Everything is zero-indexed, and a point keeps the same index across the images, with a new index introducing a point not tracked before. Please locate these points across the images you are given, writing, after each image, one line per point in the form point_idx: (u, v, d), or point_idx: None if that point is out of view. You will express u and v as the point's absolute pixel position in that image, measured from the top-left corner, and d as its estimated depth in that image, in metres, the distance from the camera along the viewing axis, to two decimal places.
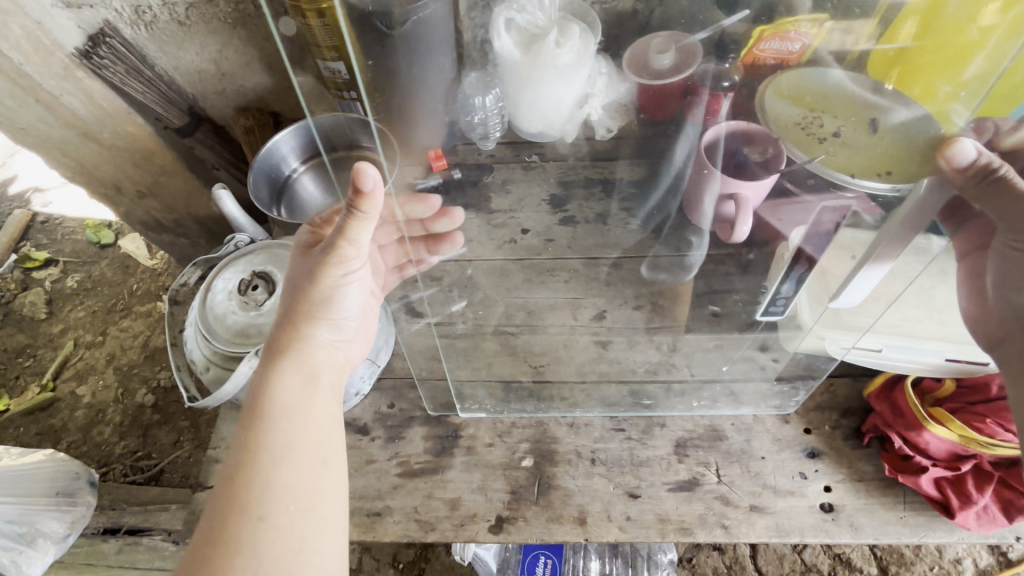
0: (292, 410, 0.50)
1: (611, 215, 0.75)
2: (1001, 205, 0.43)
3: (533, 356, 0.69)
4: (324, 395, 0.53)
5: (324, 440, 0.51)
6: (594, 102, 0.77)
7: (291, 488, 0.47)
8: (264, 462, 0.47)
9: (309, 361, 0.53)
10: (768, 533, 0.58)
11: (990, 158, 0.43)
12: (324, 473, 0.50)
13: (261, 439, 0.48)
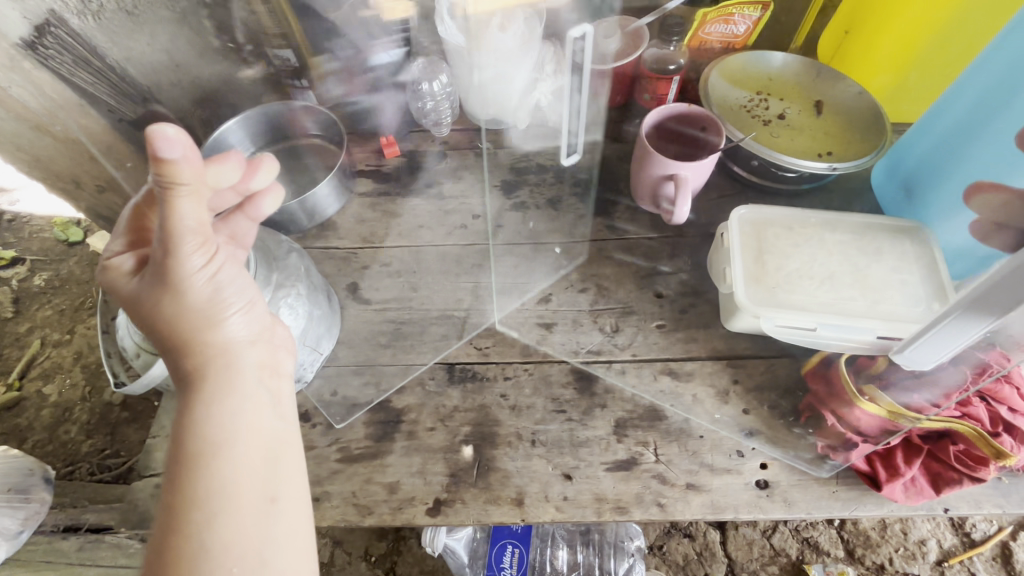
0: (205, 453, 0.42)
1: (563, 199, 0.75)
2: None
3: (479, 339, 0.70)
4: (251, 418, 0.45)
5: (261, 473, 0.44)
6: (543, 87, 0.70)
7: (234, 543, 0.41)
8: (191, 523, 0.40)
9: (224, 381, 0.45)
10: (702, 510, 0.58)
11: None
12: (273, 511, 0.44)
13: (181, 497, 0.41)
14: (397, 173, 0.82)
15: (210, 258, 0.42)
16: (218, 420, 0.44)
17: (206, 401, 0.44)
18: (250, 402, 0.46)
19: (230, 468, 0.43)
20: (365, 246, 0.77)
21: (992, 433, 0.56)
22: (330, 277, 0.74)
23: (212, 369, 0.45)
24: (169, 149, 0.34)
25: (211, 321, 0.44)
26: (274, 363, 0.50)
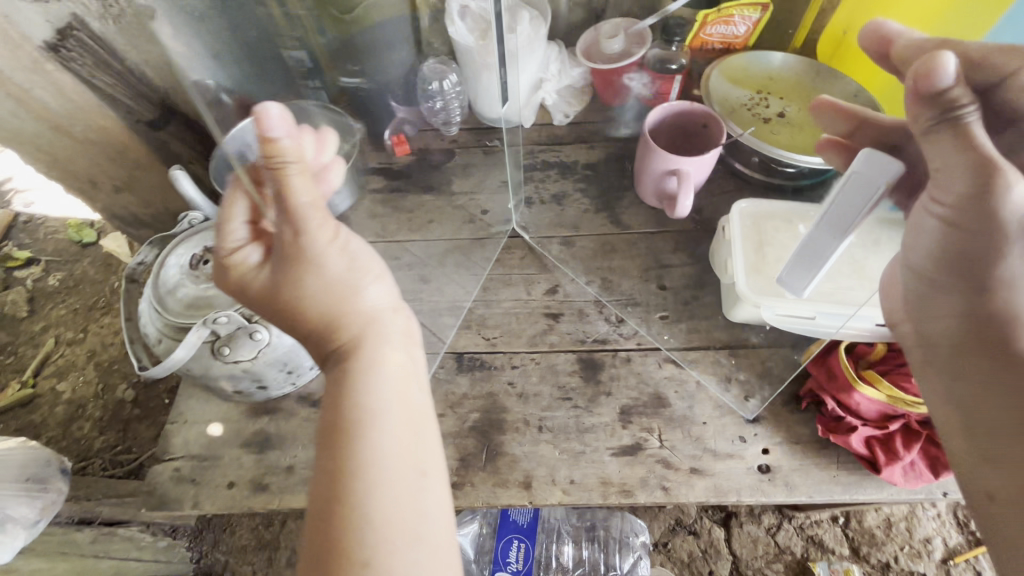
0: (361, 422, 0.44)
1: (567, 195, 0.81)
2: (939, 157, 0.36)
3: (487, 329, 0.72)
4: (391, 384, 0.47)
5: (413, 447, 0.44)
6: (548, 88, 0.79)
7: (393, 516, 0.40)
8: (354, 489, 0.41)
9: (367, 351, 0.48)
10: (705, 494, 0.60)
11: (960, 90, 0.34)
12: (425, 483, 0.43)
13: (343, 466, 0.42)
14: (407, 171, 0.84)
15: (334, 238, 0.47)
16: (367, 391, 0.45)
17: (354, 375, 0.46)
18: (394, 375, 0.47)
19: (385, 437, 0.43)
20: None
21: None
22: None
23: (360, 342, 0.48)
24: (275, 129, 0.41)
25: (352, 297, 0.48)
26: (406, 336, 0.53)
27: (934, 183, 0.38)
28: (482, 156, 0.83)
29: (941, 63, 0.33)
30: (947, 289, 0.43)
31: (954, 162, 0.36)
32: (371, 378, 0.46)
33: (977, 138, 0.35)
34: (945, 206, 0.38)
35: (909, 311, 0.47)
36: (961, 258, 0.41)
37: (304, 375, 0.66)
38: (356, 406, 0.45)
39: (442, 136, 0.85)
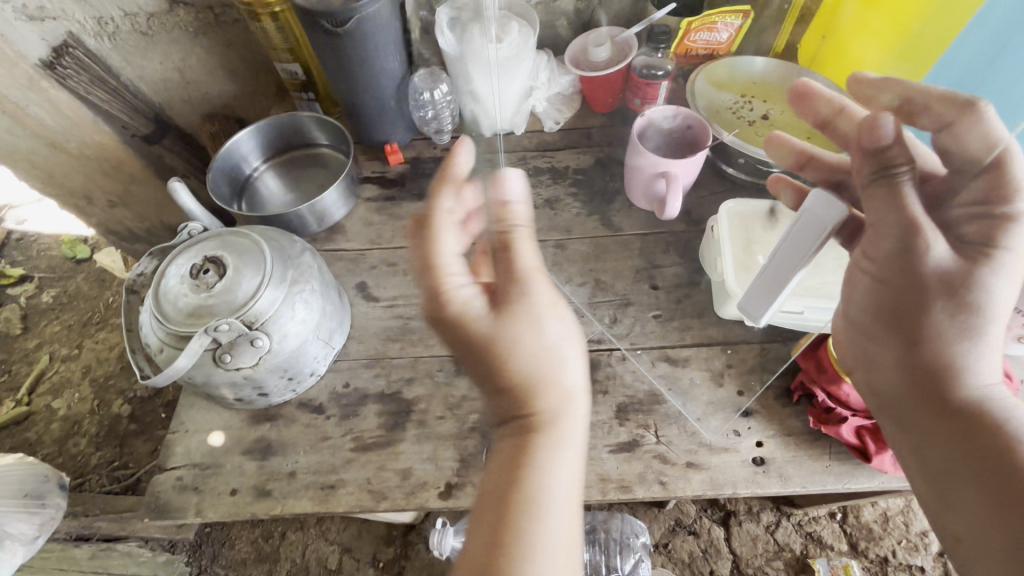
0: (531, 508, 0.42)
1: (560, 201, 0.79)
2: (876, 210, 0.38)
3: None
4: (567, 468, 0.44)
5: (570, 543, 0.43)
6: (538, 95, 0.82)
7: None
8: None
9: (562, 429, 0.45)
10: (702, 487, 0.61)
11: (900, 153, 0.37)
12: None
13: (506, 544, 0.41)
14: (402, 180, 0.89)
15: (552, 301, 0.45)
16: (545, 474, 0.43)
17: (531, 457, 0.44)
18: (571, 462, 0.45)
19: (549, 536, 0.41)
20: (372, 248, 0.81)
21: None
22: (341, 278, 0.79)
23: (553, 419, 0.44)
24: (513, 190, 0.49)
25: (541, 379, 0.44)
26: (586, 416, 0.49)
27: (868, 240, 0.40)
28: None
29: (884, 122, 0.36)
30: (883, 343, 0.44)
31: (887, 219, 0.38)
32: (551, 460, 0.44)
33: (909, 198, 0.37)
34: (874, 262, 0.41)
35: (861, 364, 0.47)
36: (891, 313, 0.42)
37: (304, 382, 0.67)
38: (530, 487, 0.43)
39: (434, 145, 0.92)
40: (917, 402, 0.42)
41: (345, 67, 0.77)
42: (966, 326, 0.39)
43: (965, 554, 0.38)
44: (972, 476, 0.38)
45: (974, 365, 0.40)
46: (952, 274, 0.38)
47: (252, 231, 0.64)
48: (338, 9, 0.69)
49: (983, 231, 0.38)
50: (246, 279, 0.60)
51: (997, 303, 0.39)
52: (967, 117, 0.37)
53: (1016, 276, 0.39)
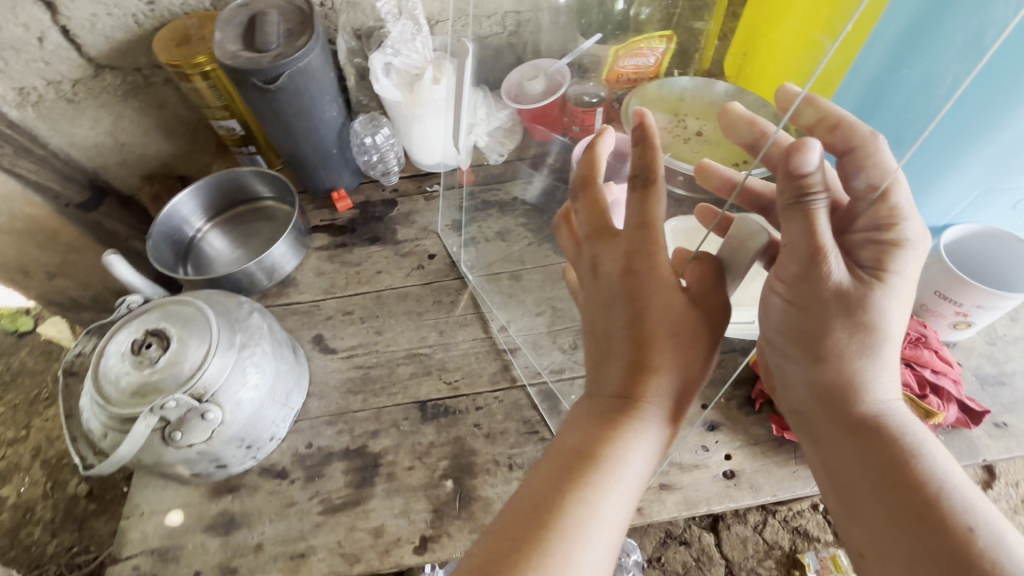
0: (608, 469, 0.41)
1: (511, 232, 0.83)
2: (792, 232, 0.39)
3: (448, 373, 0.72)
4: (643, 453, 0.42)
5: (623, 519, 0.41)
6: (479, 130, 0.83)
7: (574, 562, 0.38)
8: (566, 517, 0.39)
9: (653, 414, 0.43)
10: (678, 508, 0.61)
11: (816, 179, 0.37)
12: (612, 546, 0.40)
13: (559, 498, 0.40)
14: (351, 225, 0.88)
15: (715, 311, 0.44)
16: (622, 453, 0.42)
17: (619, 428, 0.42)
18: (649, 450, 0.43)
19: (611, 508, 0.39)
20: (326, 298, 0.80)
21: (919, 395, 0.61)
22: (295, 332, 0.77)
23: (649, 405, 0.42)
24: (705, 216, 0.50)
25: (670, 368, 0.42)
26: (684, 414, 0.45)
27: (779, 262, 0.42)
28: (423, 201, 0.90)
29: (809, 149, 0.36)
30: (794, 361, 0.44)
31: (797, 244, 0.39)
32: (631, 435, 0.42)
33: (820, 223, 0.38)
34: (786, 285, 0.42)
35: (779, 377, 0.47)
36: (800, 334, 0.43)
37: (264, 448, 0.65)
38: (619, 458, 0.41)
39: (381, 187, 0.92)
40: (824, 415, 0.43)
41: (281, 119, 0.76)
42: (865, 344, 0.40)
43: (865, 561, 0.38)
44: (872, 487, 0.39)
45: (878, 381, 0.41)
46: (849, 295, 0.40)
47: (195, 298, 0.62)
48: (268, 66, 0.69)
49: (874, 256, 0.40)
50: (191, 350, 0.57)
51: (893, 323, 0.40)
52: (870, 145, 0.39)
53: (906, 298, 0.41)
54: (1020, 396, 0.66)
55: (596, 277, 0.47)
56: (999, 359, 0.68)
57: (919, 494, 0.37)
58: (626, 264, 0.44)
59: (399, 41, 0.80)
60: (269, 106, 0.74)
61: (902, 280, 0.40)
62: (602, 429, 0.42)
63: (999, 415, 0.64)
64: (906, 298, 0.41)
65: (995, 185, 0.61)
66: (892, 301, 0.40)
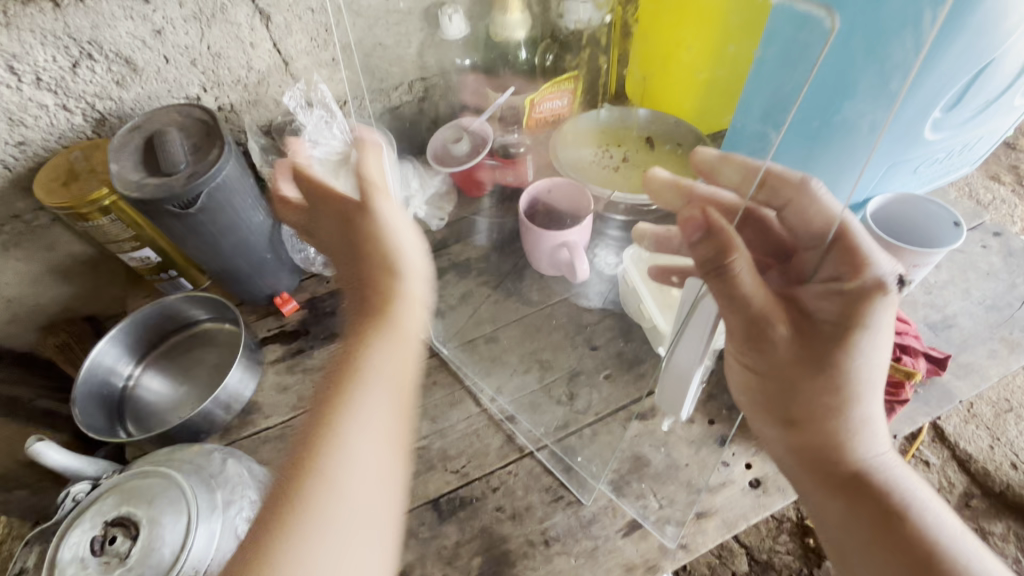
0: (350, 458, 0.45)
1: (473, 292, 0.81)
2: (725, 295, 0.44)
3: (452, 461, 0.68)
4: (375, 399, 0.47)
5: (388, 469, 0.46)
6: (416, 202, 0.81)
7: (334, 499, 0.43)
8: (309, 517, 0.42)
9: (404, 337, 0.50)
10: (720, 533, 0.61)
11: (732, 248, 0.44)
12: (342, 523, 0.43)
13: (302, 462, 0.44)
14: (303, 327, 0.82)
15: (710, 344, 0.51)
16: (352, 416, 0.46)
17: (350, 380, 0.48)
18: (380, 401, 0.47)
19: (355, 439, 0.45)
20: (297, 414, 0.73)
21: (895, 357, 0.66)
22: (272, 463, 0.69)
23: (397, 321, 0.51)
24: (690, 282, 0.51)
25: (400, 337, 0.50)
26: (406, 382, 0.49)
27: (735, 335, 0.48)
28: None
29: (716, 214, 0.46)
30: (771, 423, 0.52)
31: (736, 313, 0.45)
32: (369, 404, 0.47)
33: (741, 278, 0.44)
34: (752, 351, 0.49)
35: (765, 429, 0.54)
36: (773, 395, 0.50)
37: None
38: (366, 436, 0.46)
39: (325, 279, 0.87)
40: (805, 469, 0.50)
41: (206, 240, 0.70)
42: (837, 405, 0.47)
43: None
44: (863, 539, 0.46)
45: (859, 436, 0.47)
46: (815, 361, 0.46)
47: (155, 464, 0.55)
48: (184, 189, 0.63)
49: (840, 317, 0.45)
50: (168, 529, 0.50)
51: (868, 381, 0.46)
52: (804, 196, 0.43)
53: (879, 352, 0.46)
54: (967, 334, 0.73)
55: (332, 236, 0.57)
56: (939, 305, 0.75)
57: (904, 542, 0.44)
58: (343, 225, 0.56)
59: (315, 132, 0.78)
60: (191, 228, 0.68)
61: (872, 341, 0.45)
62: (341, 383, 0.48)
63: (957, 355, 0.71)
64: (876, 356, 0.45)
65: (897, 159, 0.68)
66: (862, 361, 0.45)
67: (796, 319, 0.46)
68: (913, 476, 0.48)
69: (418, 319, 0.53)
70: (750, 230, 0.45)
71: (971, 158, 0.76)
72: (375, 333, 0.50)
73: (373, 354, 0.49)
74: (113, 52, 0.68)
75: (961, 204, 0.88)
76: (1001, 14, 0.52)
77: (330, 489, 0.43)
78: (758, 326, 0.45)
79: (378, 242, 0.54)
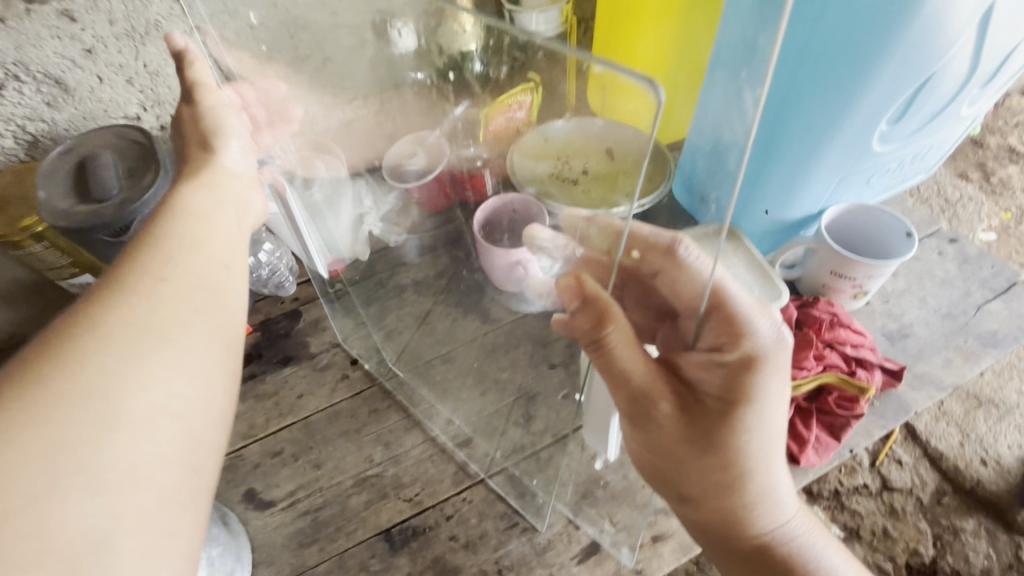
0: (169, 250, 0.43)
1: (431, 312, 0.79)
2: (609, 371, 0.45)
3: (406, 489, 0.67)
4: (193, 260, 0.43)
5: (179, 304, 0.40)
6: (371, 219, 0.80)
7: (90, 389, 0.33)
8: (122, 340, 0.36)
9: (217, 182, 0.50)
10: (675, 557, 0.61)
11: (603, 322, 0.45)
12: (135, 406, 0.34)
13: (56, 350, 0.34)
14: (256, 351, 0.79)
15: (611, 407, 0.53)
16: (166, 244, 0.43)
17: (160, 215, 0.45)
18: (203, 231, 0.46)
19: (147, 296, 0.39)
20: (248, 443, 0.71)
21: (849, 372, 0.67)
22: (220, 495, 0.67)
23: (198, 222, 0.46)
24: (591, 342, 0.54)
25: (195, 240, 0.45)
26: (207, 278, 0.43)
27: (627, 411, 0.46)
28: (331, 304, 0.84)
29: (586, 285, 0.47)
30: (667, 497, 0.50)
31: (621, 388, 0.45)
32: (192, 229, 0.45)
33: (619, 355, 0.44)
34: (640, 432, 0.47)
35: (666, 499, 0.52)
36: (667, 474, 0.47)
37: None
38: (203, 314, 0.41)
39: (279, 300, 0.84)
40: (706, 540, 0.49)
41: None
42: (733, 483, 0.44)
43: None
44: None
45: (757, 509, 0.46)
46: (705, 442, 0.43)
47: None
48: (114, 216, 0.61)
49: (724, 390, 0.43)
50: None
51: (760, 457, 0.43)
52: (673, 262, 0.43)
53: (773, 424, 0.44)
54: (923, 343, 0.73)
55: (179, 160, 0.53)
56: (897, 314, 0.75)
57: None
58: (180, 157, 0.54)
59: None
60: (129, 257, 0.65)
61: (761, 415, 0.43)
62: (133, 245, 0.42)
63: (913, 365, 0.71)
64: (768, 428, 0.43)
65: (849, 169, 0.67)
66: (751, 439, 0.43)
67: (680, 395, 0.44)
68: (813, 531, 0.49)
69: (220, 233, 0.47)
70: (631, 294, 0.48)
71: (925, 165, 0.75)
72: (184, 185, 0.48)
73: (185, 193, 0.47)
74: (41, 72, 0.65)
75: (920, 210, 0.88)
76: (945, 25, 0.51)
77: (129, 373, 0.35)
78: (641, 405, 0.44)
79: (192, 124, 0.54)
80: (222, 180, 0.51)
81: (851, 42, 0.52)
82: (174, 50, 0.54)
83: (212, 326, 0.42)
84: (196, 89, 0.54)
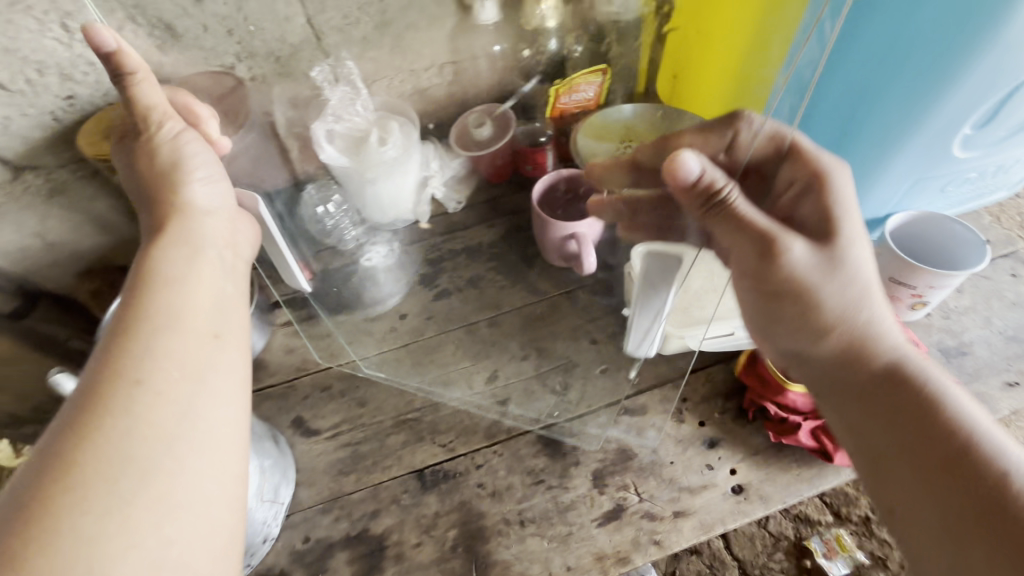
0: (143, 350, 0.43)
1: (481, 277, 0.80)
2: (734, 225, 0.47)
3: (441, 435, 0.71)
4: (180, 347, 0.44)
5: (163, 420, 0.41)
6: (434, 183, 0.79)
7: (84, 554, 0.35)
8: (99, 493, 0.37)
9: (193, 234, 0.52)
10: (695, 534, 0.63)
11: (711, 178, 0.46)
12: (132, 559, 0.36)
13: (44, 514, 0.35)
14: None
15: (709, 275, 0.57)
16: (147, 345, 0.43)
17: (139, 301, 0.46)
18: (187, 314, 0.47)
19: (132, 420, 0.40)
20: (300, 376, 0.78)
21: None
22: (273, 418, 0.74)
23: (173, 306, 0.46)
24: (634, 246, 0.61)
25: (169, 327, 0.45)
26: (192, 371, 0.44)
27: (742, 260, 0.49)
28: None
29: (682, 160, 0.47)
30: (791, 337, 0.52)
31: (747, 235, 0.47)
32: (170, 313, 0.46)
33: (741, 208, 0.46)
34: (755, 274, 0.50)
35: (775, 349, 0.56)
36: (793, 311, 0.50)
37: (259, 552, 0.62)
38: (190, 420, 0.42)
39: None
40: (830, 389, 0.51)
41: None
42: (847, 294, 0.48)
43: (896, 516, 0.44)
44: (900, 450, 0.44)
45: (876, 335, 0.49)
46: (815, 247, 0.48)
47: None
48: None
49: (821, 213, 0.49)
50: None
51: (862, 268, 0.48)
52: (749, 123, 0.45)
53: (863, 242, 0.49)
54: (981, 364, 0.70)
55: (150, 208, 0.55)
56: (956, 331, 0.73)
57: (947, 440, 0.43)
58: (149, 201, 0.55)
59: (340, 107, 0.71)
60: None
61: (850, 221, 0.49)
62: (115, 351, 0.43)
63: (968, 384, 0.69)
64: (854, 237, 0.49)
65: (923, 175, 0.66)
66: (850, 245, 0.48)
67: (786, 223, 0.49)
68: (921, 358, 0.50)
69: (199, 302, 0.48)
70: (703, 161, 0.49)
71: (1009, 181, 0.72)
72: (158, 245, 0.50)
73: (162, 253, 0.50)
74: None
75: (996, 230, 0.84)
76: None
77: (115, 526, 0.36)
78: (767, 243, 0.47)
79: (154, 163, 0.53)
80: (196, 222, 0.53)
81: (940, 45, 0.52)
82: (103, 53, 0.46)
83: (201, 432, 0.42)
84: (148, 115, 0.51)
